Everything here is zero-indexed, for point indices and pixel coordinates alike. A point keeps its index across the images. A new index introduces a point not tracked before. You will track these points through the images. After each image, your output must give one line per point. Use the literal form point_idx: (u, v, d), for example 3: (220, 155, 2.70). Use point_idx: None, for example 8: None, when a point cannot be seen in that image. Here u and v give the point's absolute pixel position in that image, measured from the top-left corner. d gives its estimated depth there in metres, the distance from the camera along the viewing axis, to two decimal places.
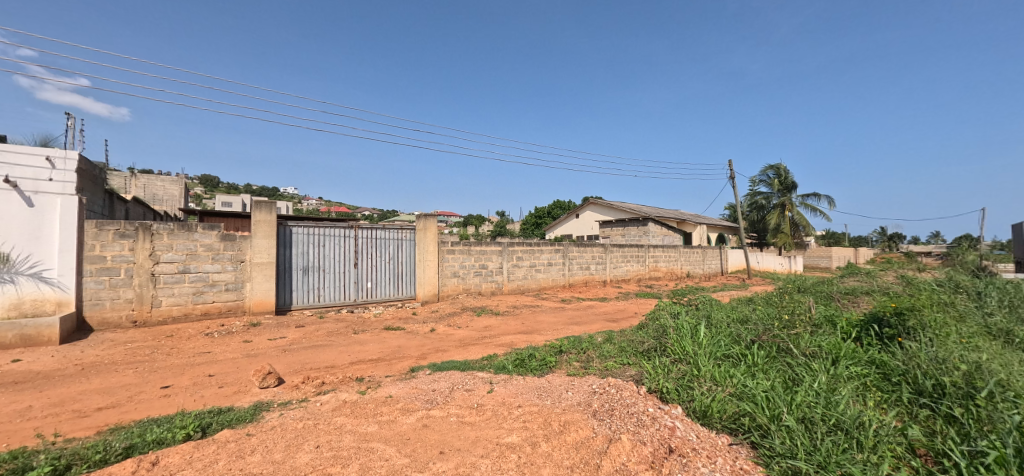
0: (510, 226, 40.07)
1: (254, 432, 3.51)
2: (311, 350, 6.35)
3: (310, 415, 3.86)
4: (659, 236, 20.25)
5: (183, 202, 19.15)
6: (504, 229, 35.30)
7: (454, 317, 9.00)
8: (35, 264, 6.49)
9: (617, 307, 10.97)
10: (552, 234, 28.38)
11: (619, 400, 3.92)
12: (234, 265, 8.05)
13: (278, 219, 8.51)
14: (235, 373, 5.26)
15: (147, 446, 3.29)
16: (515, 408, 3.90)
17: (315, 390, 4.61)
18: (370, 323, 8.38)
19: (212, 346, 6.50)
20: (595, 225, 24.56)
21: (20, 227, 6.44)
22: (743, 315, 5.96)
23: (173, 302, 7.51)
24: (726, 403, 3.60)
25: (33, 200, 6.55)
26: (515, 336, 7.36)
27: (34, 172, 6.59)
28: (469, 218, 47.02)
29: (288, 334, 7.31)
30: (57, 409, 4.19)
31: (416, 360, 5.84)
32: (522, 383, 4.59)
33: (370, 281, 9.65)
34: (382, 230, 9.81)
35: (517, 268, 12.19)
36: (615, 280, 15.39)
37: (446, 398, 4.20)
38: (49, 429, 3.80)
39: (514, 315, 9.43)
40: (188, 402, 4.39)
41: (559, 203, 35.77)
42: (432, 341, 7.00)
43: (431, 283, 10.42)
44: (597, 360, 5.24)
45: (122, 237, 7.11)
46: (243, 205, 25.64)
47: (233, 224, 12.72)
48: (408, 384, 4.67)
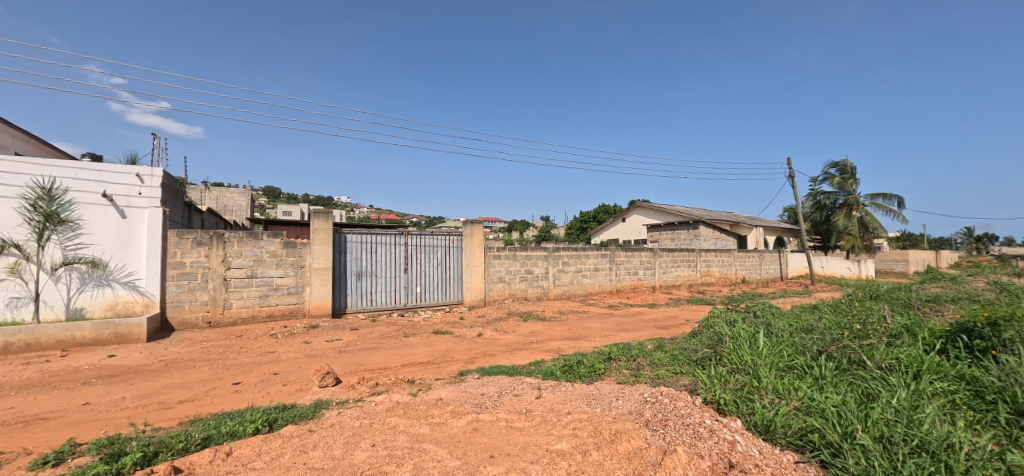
0: (554, 231, 39.83)
1: (316, 428, 3.71)
2: (365, 353, 6.61)
3: (366, 414, 4.02)
4: (710, 240, 19.43)
5: (250, 212, 20.65)
6: (548, 234, 35.17)
7: (500, 322, 9.06)
8: (127, 270, 7.25)
9: (668, 313, 10.59)
10: (597, 238, 27.94)
11: (673, 410, 3.79)
12: (295, 270, 8.56)
13: (334, 227, 8.97)
14: (297, 372, 5.59)
15: (221, 437, 3.56)
16: (565, 415, 3.86)
17: (370, 390, 4.80)
18: (420, 326, 8.61)
19: (276, 346, 6.93)
20: (643, 229, 23.93)
21: (116, 236, 7.22)
22: (808, 323, 5.58)
23: (242, 304, 8.09)
24: (791, 418, 3.38)
25: (126, 213, 7.31)
26: (562, 342, 7.30)
27: (126, 188, 7.35)
28: (514, 224, 47.39)
29: (344, 336, 7.67)
30: (146, 400, 4.63)
31: (465, 364, 5.94)
32: (571, 390, 4.54)
33: (419, 286, 9.94)
34: (431, 237, 10.09)
35: (563, 274, 12.10)
36: (665, 286, 14.89)
37: (495, 403, 4.23)
38: (139, 418, 4.20)
39: (561, 321, 9.35)
40: (256, 398, 4.70)
41: (605, 207, 35.21)
42: (480, 346, 7.08)
43: (478, 288, 10.57)
44: (647, 368, 5.09)
45: (198, 244, 7.76)
46: (302, 214, 27.25)
47: (294, 232, 13.56)
48: (458, 387, 4.76)
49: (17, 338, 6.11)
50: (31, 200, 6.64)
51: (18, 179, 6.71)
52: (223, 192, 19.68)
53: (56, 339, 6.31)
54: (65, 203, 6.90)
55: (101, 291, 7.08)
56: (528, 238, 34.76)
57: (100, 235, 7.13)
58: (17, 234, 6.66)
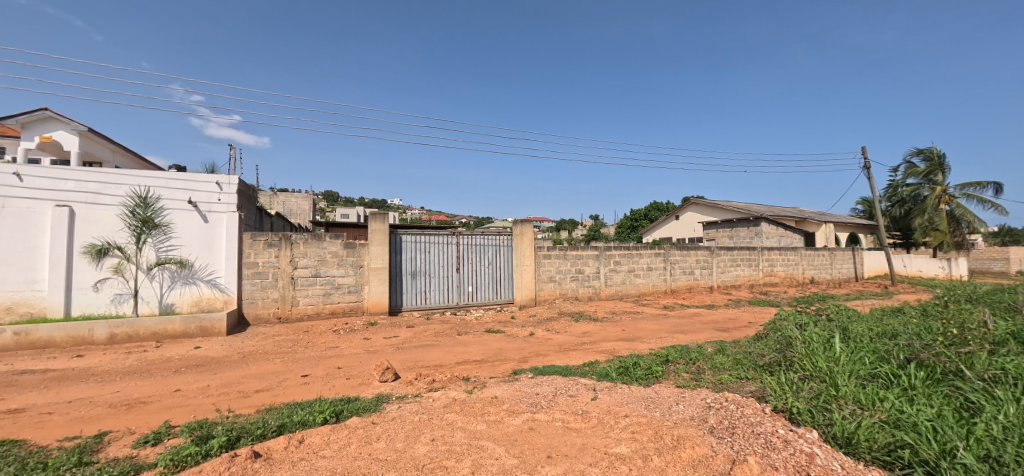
0: (603, 230, 39.01)
1: (379, 421, 3.87)
2: (421, 349, 6.82)
3: (425, 409, 4.15)
4: (774, 238, 18.26)
5: (312, 215, 21.93)
6: (598, 233, 34.55)
7: (551, 322, 9.02)
8: (208, 270, 7.95)
9: (727, 315, 10.06)
10: (649, 238, 27.12)
11: (740, 418, 3.60)
12: (355, 269, 8.99)
13: (391, 228, 9.31)
14: (359, 367, 5.87)
15: (294, 426, 3.81)
16: (622, 418, 3.78)
17: (427, 386, 4.95)
18: (472, 325, 8.76)
19: (339, 341, 7.32)
20: (698, 227, 22.93)
21: (200, 239, 7.94)
22: (892, 328, 5.09)
23: (308, 302, 8.62)
24: (877, 431, 3.10)
25: (208, 217, 8.01)
26: (616, 343, 7.16)
27: (208, 195, 8.05)
28: (563, 223, 47.17)
29: (401, 333, 7.95)
30: (227, 389, 5.05)
31: (518, 363, 5.96)
32: (628, 392, 4.43)
33: (471, 285, 10.13)
34: (481, 236, 10.25)
35: (614, 273, 11.84)
36: (723, 286, 14.16)
37: (551, 403, 4.21)
38: (222, 405, 4.59)
39: (613, 322, 9.14)
40: (323, 390, 4.99)
41: (656, 204, 34.12)
42: (532, 345, 7.09)
43: (528, 288, 10.59)
44: (709, 372, 4.87)
45: (269, 245, 8.35)
46: (358, 217, 28.55)
47: (353, 233, 14.26)
48: (512, 386, 4.78)
49: (122, 330, 6.86)
50: (131, 208, 7.44)
51: (120, 189, 7.54)
52: (288, 197, 21.03)
53: (151, 331, 7.02)
54: (158, 209, 7.67)
55: (188, 289, 7.81)
56: (576, 237, 34.41)
57: (187, 238, 7.86)
58: (120, 237, 7.49)
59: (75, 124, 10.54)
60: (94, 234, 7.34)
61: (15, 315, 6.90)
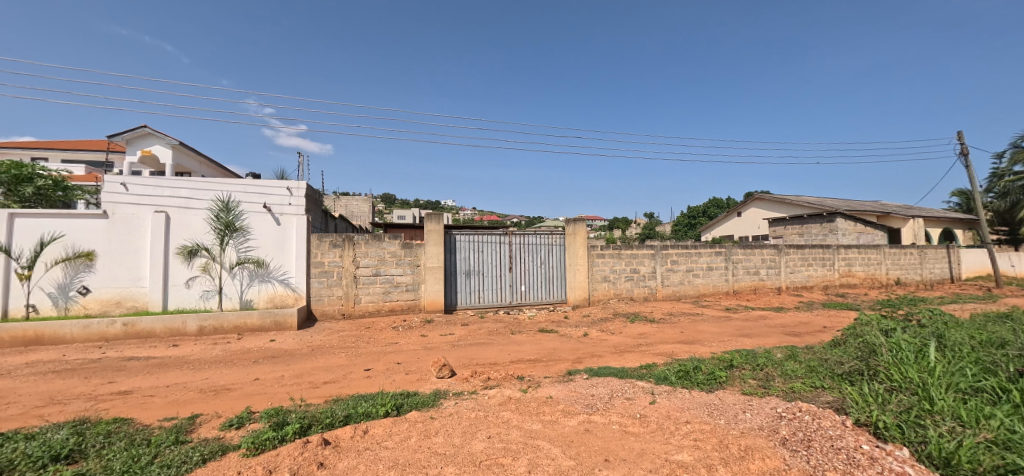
0: (659, 228, 37.65)
1: (437, 416, 3.99)
2: (475, 347, 6.95)
3: (481, 406, 4.22)
4: (851, 235, 16.76)
5: (372, 217, 23.01)
6: (653, 231, 33.42)
7: (606, 323, 8.84)
8: (281, 269, 8.58)
9: (798, 319, 9.37)
10: (709, 236, 25.93)
11: (817, 431, 3.33)
12: (412, 268, 9.32)
13: (446, 228, 9.56)
14: (417, 363, 6.08)
15: (359, 416, 4.02)
16: (683, 424, 3.64)
17: (482, 383, 5.03)
18: (525, 324, 8.80)
19: (398, 338, 7.63)
20: (763, 224, 21.56)
21: (274, 240, 8.58)
22: (999, 336, 4.49)
23: (369, 299, 9.05)
24: (981, 452, 2.76)
25: (280, 219, 8.64)
26: (675, 345, 6.89)
27: (279, 199, 8.67)
28: (616, 222, 46.18)
29: (456, 331, 8.14)
30: (299, 379, 5.42)
31: (572, 364, 5.91)
32: (689, 398, 4.25)
33: (524, 285, 10.19)
34: (534, 236, 10.27)
35: (672, 273, 11.40)
36: (793, 287, 13.21)
37: (607, 405, 4.14)
38: (295, 394, 4.93)
39: (672, 323, 8.79)
40: (384, 384, 5.22)
41: (717, 201, 32.45)
42: (586, 346, 6.99)
43: (582, 288, 10.45)
44: (779, 380, 4.56)
45: (334, 246, 8.87)
46: (414, 218, 29.55)
47: (410, 234, 14.81)
48: (567, 386, 4.75)
49: (209, 323, 7.58)
50: (215, 212, 8.19)
51: (206, 195, 8.32)
52: (350, 200, 22.20)
53: (233, 325, 7.68)
54: (239, 213, 8.39)
55: (264, 286, 8.47)
56: (630, 236, 33.54)
57: (263, 239, 8.53)
58: (207, 239, 8.26)
59: (169, 138, 11.80)
60: (186, 236, 8.15)
61: (124, 308, 7.83)
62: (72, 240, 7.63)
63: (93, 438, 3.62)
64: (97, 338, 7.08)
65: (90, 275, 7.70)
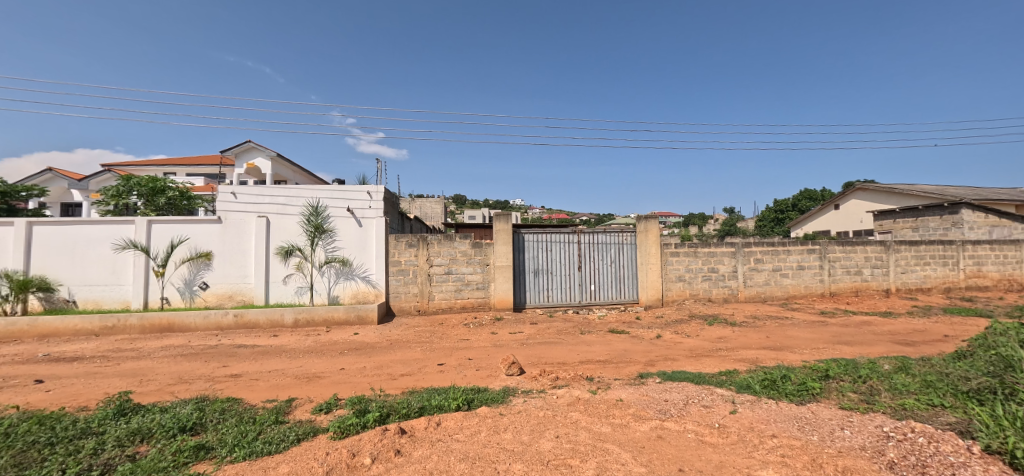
0: (741, 224, 35.03)
1: (506, 413, 4.06)
2: (544, 346, 6.96)
3: (549, 406, 4.22)
4: (982, 228, 14.37)
5: (444, 218, 23.91)
6: (734, 228, 31.19)
7: (682, 325, 8.41)
8: (363, 267, 9.24)
9: (911, 325, 8.23)
10: (800, 232, 23.71)
11: (934, 456, 2.92)
12: (482, 267, 9.55)
13: (514, 228, 9.69)
14: (487, 360, 6.22)
15: (432, 409, 4.20)
16: (769, 438, 3.36)
17: (551, 383, 5.02)
18: (595, 324, 8.65)
19: (469, 335, 7.86)
20: (866, 218, 19.24)
21: (356, 241, 9.25)
22: None
23: (442, 297, 9.41)
24: None
25: (362, 222, 9.30)
26: (760, 351, 6.37)
27: (361, 203, 9.34)
28: (692, 219, 43.73)
29: (525, 330, 8.21)
30: (379, 370, 5.79)
31: (644, 366, 5.70)
32: (776, 409, 3.92)
33: (593, 284, 10.02)
34: (603, 234, 10.06)
35: (756, 273, 10.54)
36: (905, 289, 11.62)
37: (681, 412, 3.94)
38: (376, 385, 5.28)
39: (756, 327, 8.15)
40: (456, 379, 5.40)
41: (809, 193, 29.47)
42: (659, 348, 6.70)
43: (655, 288, 10.03)
44: (886, 395, 4.04)
45: (410, 246, 9.35)
46: (484, 217, 30.21)
47: (480, 233, 15.18)
48: (639, 390, 4.59)
49: (303, 316, 8.35)
50: (307, 216, 9.01)
51: (299, 201, 9.20)
52: (424, 202, 23.28)
53: (323, 318, 8.40)
54: (326, 217, 9.16)
55: (349, 283, 9.18)
56: (707, 233, 31.65)
57: (347, 240, 9.24)
58: (300, 240, 9.11)
59: (268, 150, 13.21)
60: (282, 238, 9.05)
61: (234, 301, 8.88)
62: (195, 242, 8.81)
63: (211, 414, 4.15)
64: (214, 326, 8.11)
65: (209, 272, 8.83)
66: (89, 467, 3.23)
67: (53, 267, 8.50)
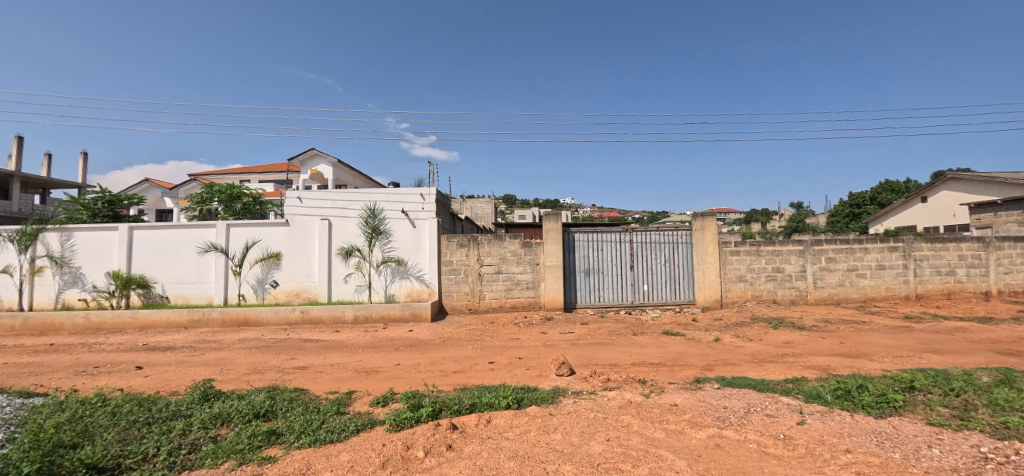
0: (811, 221, 32.55)
1: (556, 413, 4.04)
2: (595, 347, 6.85)
3: (600, 408, 4.15)
4: None
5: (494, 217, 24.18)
6: (802, 224, 29.07)
7: (743, 328, 7.96)
8: (417, 267, 9.58)
9: (1016, 333, 7.26)
10: (880, 228, 21.69)
11: None
12: (532, 266, 9.56)
13: (564, 227, 9.61)
14: (537, 359, 6.22)
15: (483, 406, 4.27)
16: (841, 453, 3.11)
17: (602, 384, 4.93)
18: (649, 325, 8.40)
19: (520, 334, 7.90)
20: (960, 211, 17.28)
21: (411, 242, 9.60)
22: None
23: (493, 296, 9.54)
24: None
25: (415, 223, 9.63)
26: (832, 358, 5.89)
27: (415, 205, 9.69)
28: (756, 216, 41.22)
29: (576, 330, 8.13)
30: (432, 367, 5.97)
31: (701, 371, 5.46)
32: (850, 422, 3.61)
33: (646, 284, 9.73)
34: (657, 233, 9.74)
35: (827, 272, 9.75)
36: (1009, 292, 10.27)
37: (742, 420, 3.73)
38: (429, 380, 5.45)
39: (827, 332, 7.54)
40: (506, 378, 5.45)
41: (890, 185, 26.86)
42: (718, 352, 6.39)
43: (713, 289, 9.57)
44: (985, 411, 3.59)
45: (461, 246, 9.56)
46: (535, 217, 30.28)
47: (530, 233, 15.20)
48: (695, 395, 4.40)
49: (362, 313, 8.78)
50: (365, 218, 9.46)
51: (358, 204, 9.69)
52: (475, 202, 23.71)
53: (380, 315, 8.79)
54: (383, 219, 9.58)
55: (404, 282, 9.55)
56: (771, 230, 29.74)
57: (402, 241, 9.61)
58: (359, 241, 9.59)
59: (328, 156, 14.02)
60: (343, 239, 9.57)
61: (301, 298, 9.51)
62: (266, 243, 9.53)
63: (281, 403, 4.48)
64: (284, 321, 8.72)
65: (279, 271, 9.52)
66: (178, 446, 3.59)
67: (149, 266, 9.52)
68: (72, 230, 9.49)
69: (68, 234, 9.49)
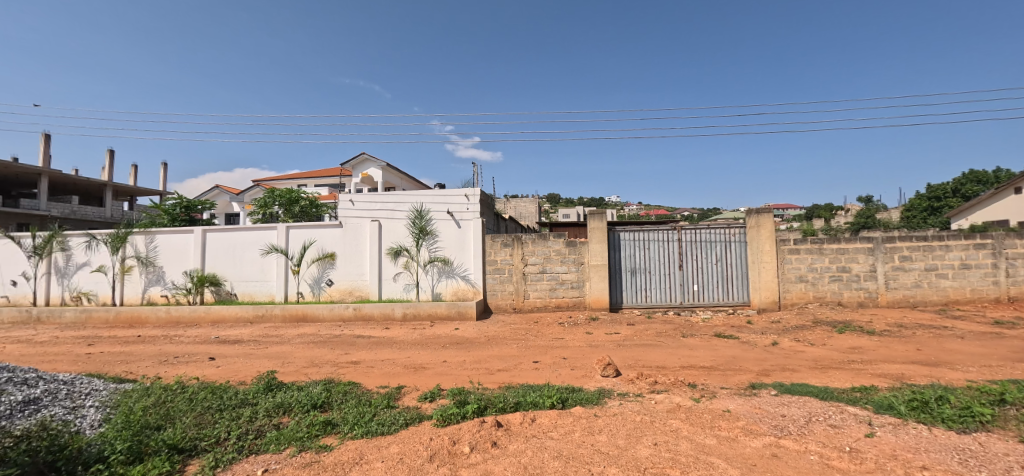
0: (882, 216, 30.04)
1: (601, 414, 3.99)
2: (643, 349, 6.69)
3: (647, 411, 4.06)
4: None
5: (538, 217, 24.17)
6: (872, 219, 26.86)
7: (803, 332, 7.48)
8: (462, 266, 9.76)
9: None
10: (964, 223, 19.67)
11: None
12: (577, 266, 9.47)
13: (609, 226, 9.46)
14: (582, 360, 6.16)
15: (528, 405, 4.30)
16: (917, 470, 2.85)
17: (649, 387, 4.81)
18: (699, 327, 8.09)
19: (564, 334, 7.86)
20: None
21: (456, 242, 9.80)
22: None
23: (537, 295, 9.54)
24: None
25: (461, 223, 9.83)
26: (907, 366, 5.41)
27: (460, 206, 9.88)
28: (818, 211, 38.58)
29: (622, 331, 7.98)
30: (477, 365, 6.06)
31: (757, 376, 5.19)
32: (928, 437, 3.30)
33: (696, 284, 9.38)
34: (708, 230, 9.36)
35: (902, 272, 8.96)
36: None
37: (802, 430, 3.52)
38: (474, 378, 5.54)
39: (901, 337, 6.93)
40: (551, 378, 5.44)
41: (977, 175, 24.26)
42: (775, 357, 6.05)
43: (769, 289, 9.07)
44: None
45: (505, 245, 9.65)
46: (579, 215, 30.00)
47: (574, 232, 15.07)
48: (750, 402, 4.19)
49: (410, 311, 9.07)
50: (412, 219, 9.76)
51: (406, 205, 10.02)
52: (519, 202, 23.79)
53: (428, 313, 9.03)
54: (429, 219, 9.85)
55: (450, 281, 9.77)
56: (836, 226, 27.70)
57: (448, 241, 9.83)
58: (407, 242, 9.91)
59: (378, 160, 14.63)
60: (392, 239, 9.92)
61: (354, 297, 9.96)
62: (322, 244, 10.06)
63: (337, 395, 4.72)
64: (338, 318, 9.17)
65: (333, 270, 10.02)
66: (246, 432, 3.88)
67: (220, 266, 10.32)
68: (155, 233, 10.49)
69: (152, 237, 10.51)
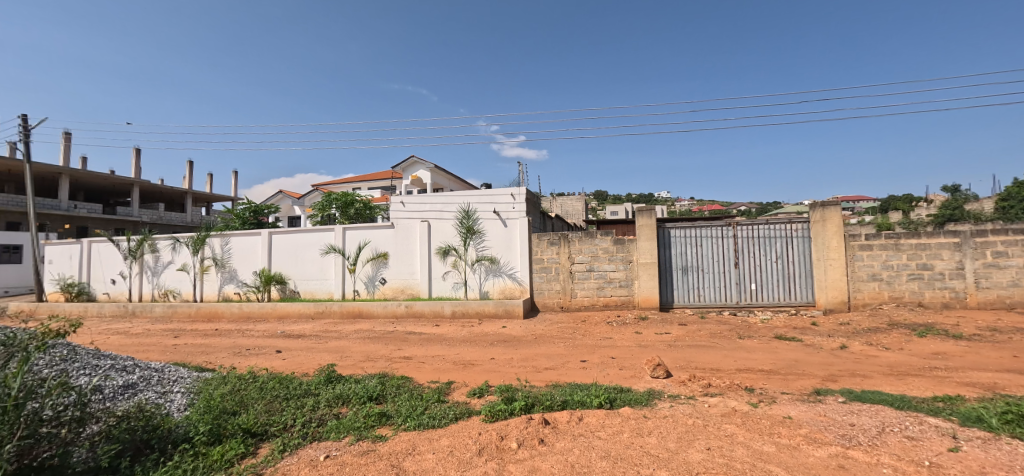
0: (972, 206, 27.03)
1: (650, 416, 3.91)
2: (695, 350, 6.46)
3: (699, 414, 3.93)
4: None
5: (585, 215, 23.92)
6: (960, 210, 24.23)
7: (876, 334, 6.91)
8: (509, 265, 9.87)
9: None
10: None
11: None
12: (625, 264, 9.30)
13: (658, 223, 9.20)
14: (630, 360, 6.05)
15: (575, 404, 4.29)
16: None
17: (702, 390, 4.64)
18: (758, 328, 7.68)
19: (612, 333, 7.74)
20: None
21: (503, 241, 9.92)
22: None
23: (584, 294, 9.46)
24: None
25: (507, 222, 9.94)
26: (1001, 374, 4.86)
27: (506, 205, 9.99)
28: (894, 203, 35.35)
29: (673, 331, 7.74)
30: (525, 363, 6.12)
31: (822, 381, 4.87)
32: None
33: (754, 283, 8.92)
34: (766, 226, 8.88)
35: (996, 270, 8.03)
36: None
37: (873, 440, 3.27)
38: (522, 376, 5.60)
39: (995, 342, 6.23)
40: (598, 377, 5.39)
41: None
42: (844, 361, 5.63)
43: (837, 289, 8.46)
44: None
45: (552, 244, 9.65)
46: (627, 212, 29.38)
47: (622, 230, 14.76)
48: (814, 408, 3.94)
49: (459, 308, 9.28)
50: (460, 219, 10.00)
51: (454, 206, 10.28)
52: (565, 200, 23.63)
53: (476, 311, 9.21)
54: (476, 219, 10.04)
55: (497, 280, 9.92)
56: (915, 219, 25.28)
57: (494, 240, 9.97)
58: (455, 241, 10.16)
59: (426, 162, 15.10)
60: (440, 239, 10.21)
61: (406, 294, 10.34)
62: (376, 244, 10.52)
63: (390, 388, 4.94)
64: (391, 315, 9.56)
65: (386, 269, 10.46)
66: (309, 419, 4.16)
67: (284, 265, 11.06)
68: (228, 235, 11.42)
69: (226, 239, 11.44)
